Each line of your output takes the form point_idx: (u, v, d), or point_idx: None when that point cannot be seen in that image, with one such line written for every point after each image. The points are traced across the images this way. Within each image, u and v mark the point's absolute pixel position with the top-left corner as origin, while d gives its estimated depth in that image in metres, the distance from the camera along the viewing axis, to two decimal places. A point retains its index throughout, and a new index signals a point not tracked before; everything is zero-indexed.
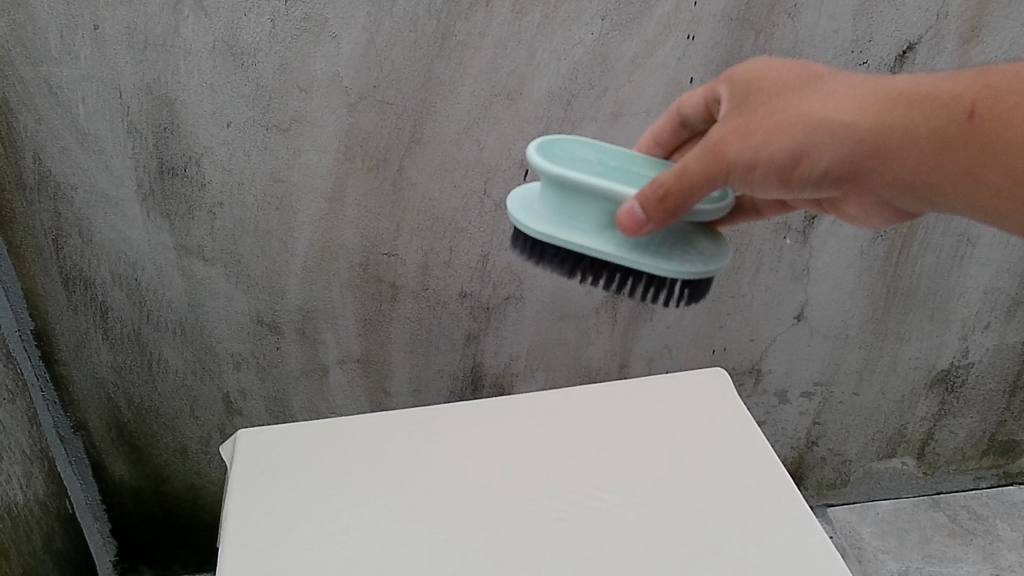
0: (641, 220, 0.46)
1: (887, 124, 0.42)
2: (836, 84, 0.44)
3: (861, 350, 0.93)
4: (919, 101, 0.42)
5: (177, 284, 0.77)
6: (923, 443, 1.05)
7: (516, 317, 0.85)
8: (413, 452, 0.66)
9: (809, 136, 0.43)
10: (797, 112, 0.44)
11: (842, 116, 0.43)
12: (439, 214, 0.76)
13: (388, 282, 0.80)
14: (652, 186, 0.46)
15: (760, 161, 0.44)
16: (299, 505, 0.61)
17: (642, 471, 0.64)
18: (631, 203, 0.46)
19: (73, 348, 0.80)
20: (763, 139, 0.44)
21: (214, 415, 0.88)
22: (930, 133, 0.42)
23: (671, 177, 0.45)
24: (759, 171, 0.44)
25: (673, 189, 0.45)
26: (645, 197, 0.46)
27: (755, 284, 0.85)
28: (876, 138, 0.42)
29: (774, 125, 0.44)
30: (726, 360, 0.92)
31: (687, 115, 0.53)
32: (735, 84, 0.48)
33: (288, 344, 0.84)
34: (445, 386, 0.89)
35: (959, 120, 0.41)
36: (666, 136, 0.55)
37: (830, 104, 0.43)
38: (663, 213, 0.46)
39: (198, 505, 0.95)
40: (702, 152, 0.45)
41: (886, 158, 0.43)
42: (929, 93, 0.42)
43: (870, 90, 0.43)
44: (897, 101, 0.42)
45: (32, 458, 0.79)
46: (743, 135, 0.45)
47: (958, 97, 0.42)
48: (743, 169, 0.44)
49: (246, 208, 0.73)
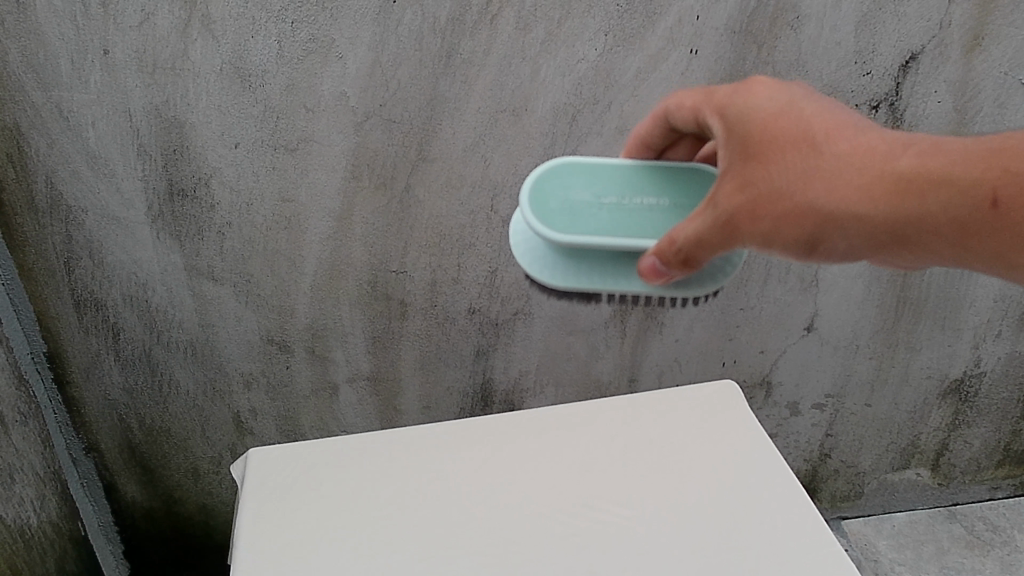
0: (661, 273, 0.49)
1: (902, 216, 0.42)
2: (841, 158, 0.43)
3: (872, 361, 0.93)
4: (934, 189, 0.41)
5: (187, 304, 0.78)
6: (938, 454, 1.05)
7: (525, 333, 0.85)
8: (424, 469, 0.66)
9: (819, 226, 0.43)
10: (806, 201, 0.43)
11: (856, 207, 0.42)
12: (447, 230, 0.76)
13: (397, 299, 0.80)
14: (668, 246, 0.48)
15: (772, 246, 0.45)
16: (311, 525, 0.61)
17: (653, 484, 0.64)
18: (651, 258, 0.49)
19: (85, 370, 0.80)
20: (772, 226, 0.44)
21: (225, 435, 0.88)
22: (949, 222, 0.41)
23: (687, 246, 0.47)
24: (771, 249, 0.45)
25: (691, 256, 0.47)
26: (665, 257, 0.48)
27: (764, 296, 0.85)
28: (890, 228, 0.42)
29: (782, 212, 0.43)
30: (736, 372, 0.92)
31: (676, 121, 0.51)
32: (732, 134, 0.46)
33: (298, 363, 0.84)
34: (456, 402, 0.89)
35: (980, 210, 0.40)
36: (656, 138, 0.53)
37: (838, 193, 0.42)
38: (681, 268, 0.49)
39: (210, 525, 0.95)
40: (713, 232, 0.46)
41: (904, 244, 0.43)
42: (943, 180, 0.41)
43: (879, 173, 0.42)
44: (909, 190, 0.41)
45: (45, 480, 0.79)
46: (750, 219, 0.44)
47: (978, 183, 0.40)
48: (755, 246, 0.45)
49: (255, 228, 0.74)
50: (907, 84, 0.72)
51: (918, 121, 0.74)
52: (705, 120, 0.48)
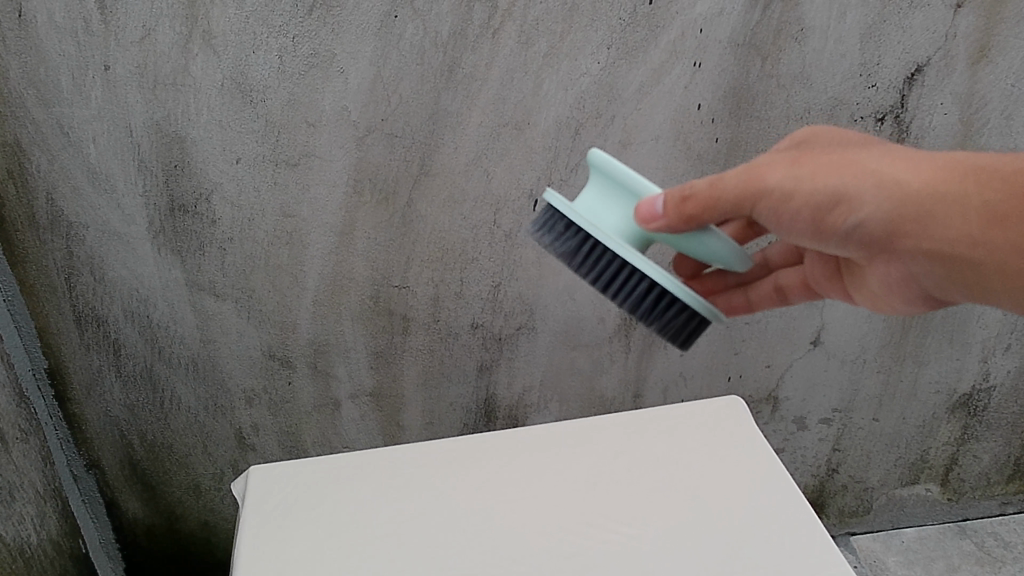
0: (658, 214, 0.47)
1: (940, 188, 0.44)
2: (897, 149, 0.46)
3: (880, 375, 0.92)
4: (976, 174, 0.44)
5: (189, 320, 0.77)
6: (947, 469, 1.03)
7: (528, 348, 0.84)
8: (425, 486, 0.65)
9: (855, 181, 0.44)
10: (851, 162, 0.45)
11: (898, 173, 0.44)
12: (450, 245, 0.75)
13: (400, 314, 0.79)
14: (686, 186, 0.47)
15: (798, 194, 0.45)
16: (310, 543, 0.60)
17: (660, 503, 0.63)
18: (656, 194, 0.48)
19: (86, 386, 0.80)
20: (808, 173, 0.45)
21: (226, 451, 0.87)
22: (981, 205, 0.43)
23: (708, 184, 0.47)
24: (795, 204, 0.46)
25: (702, 194, 0.46)
26: (671, 194, 0.47)
27: (770, 309, 0.85)
28: (921, 198, 0.44)
29: (823, 163, 0.45)
30: (742, 387, 0.91)
31: None
32: (800, 140, 0.51)
33: (300, 379, 0.83)
34: (459, 418, 0.88)
35: (1013, 196, 0.43)
36: None
37: (886, 160, 0.45)
38: (680, 215, 0.47)
39: (211, 542, 0.94)
40: (745, 175, 0.46)
41: (929, 221, 0.44)
42: (986, 168, 0.44)
43: (928, 158, 0.45)
44: (953, 172, 0.44)
45: (45, 497, 0.78)
46: (789, 167, 0.46)
47: (1016, 173, 0.43)
48: (780, 198, 0.46)
49: (257, 243, 0.73)
50: (912, 97, 0.72)
51: (925, 133, 0.74)
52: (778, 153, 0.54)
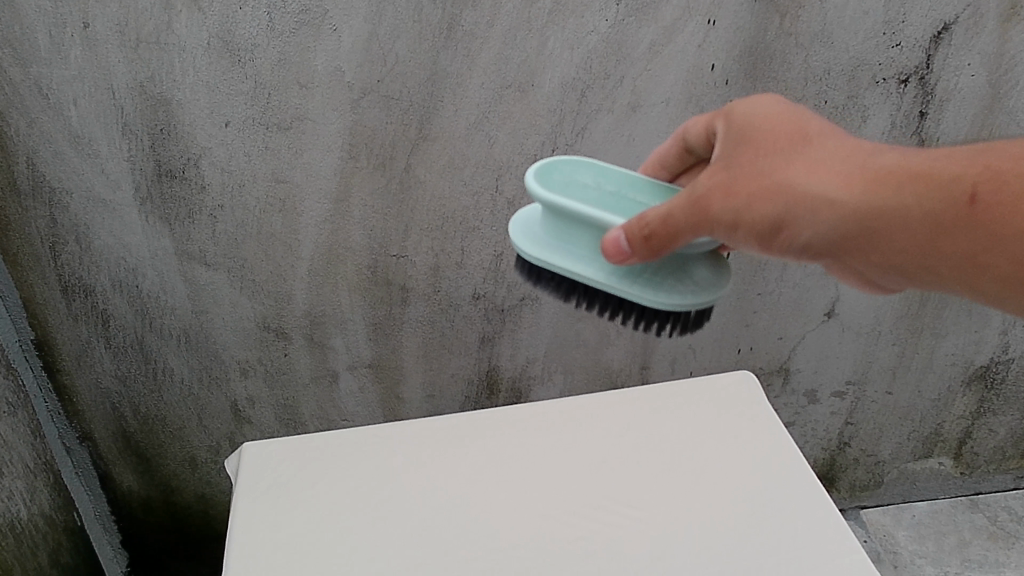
0: (626, 251, 0.44)
1: (882, 205, 0.40)
2: (830, 149, 0.41)
3: (895, 347, 0.89)
4: (914, 181, 0.39)
5: (180, 290, 0.74)
6: (961, 443, 1.01)
7: (532, 319, 0.81)
8: (424, 466, 0.63)
9: (793, 209, 0.40)
10: (790, 183, 0.40)
11: (833, 191, 0.40)
12: (450, 212, 0.72)
13: (398, 284, 0.77)
14: (636, 224, 0.44)
15: (741, 226, 0.41)
16: (305, 525, 0.58)
17: (668, 485, 0.61)
18: (617, 230, 0.44)
19: (75, 357, 0.77)
20: (746, 203, 0.41)
21: (222, 424, 0.85)
22: (926, 218, 0.39)
23: (658, 219, 0.43)
24: (740, 234, 0.42)
25: (658, 231, 0.43)
26: (632, 232, 0.44)
27: (783, 280, 0.82)
28: (864, 218, 0.40)
29: (761, 189, 0.41)
30: (753, 359, 0.89)
31: (690, 141, 0.49)
32: (730, 126, 0.44)
33: (296, 350, 0.80)
34: (460, 390, 0.86)
35: (958, 205, 0.39)
36: (671, 159, 0.51)
37: (820, 175, 0.40)
38: (647, 251, 0.44)
39: (209, 514, 0.93)
40: (686, 207, 0.42)
41: (876, 238, 0.40)
42: (923, 173, 0.39)
43: (863, 163, 0.40)
44: (891, 180, 0.40)
45: (36, 471, 0.76)
46: (726, 194, 0.41)
47: (957, 178, 0.39)
48: (724, 229, 0.42)
49: (248, 210, 0.70)
50: (939, 57, 0.68)
51: (951, 96, 0.70)
52: (712, 127, 0.47)
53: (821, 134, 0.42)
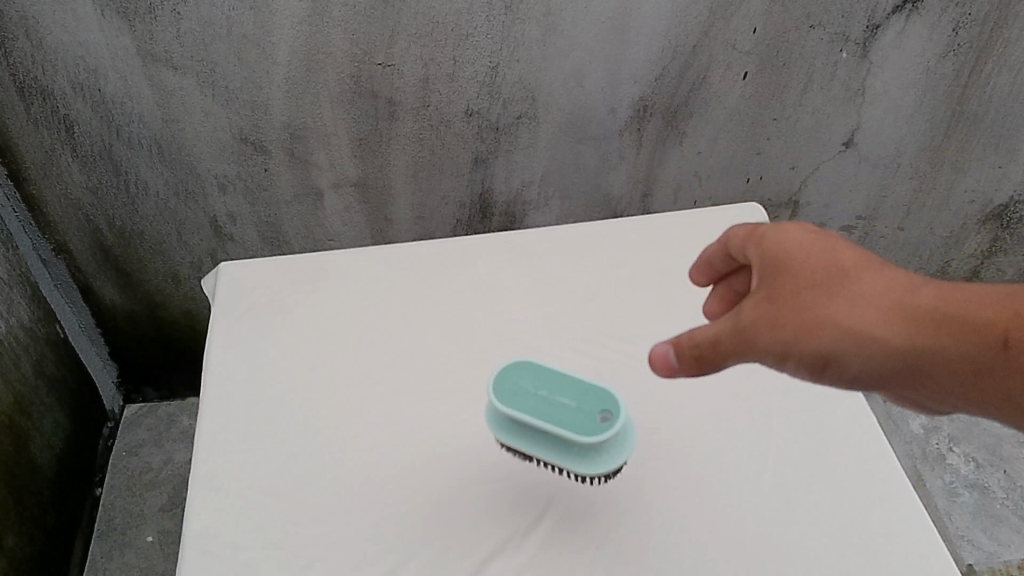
0: (674, 364, 0.42)
1: (923, 351, 0.37)
2: (865, 284, 0.39)
3: (912, 182, 0.85)
4: (950, 328, 0.36)
5: (147, 97, 0.68)
6: (966, 282, 0.98)
7: (529, 139, 0.76)
8: (410, 293, 0.62)
9: (833, 344, 0.38)
10: (822, 325, 0.38)
11: (873, 330, 0.37)
12: (442, 17, 0.65)
13: (385, 97, 0.71)
14: (684, 342, 0.41)
15: (791, 356, 0.39)
16: (288, 350, 0.59)
17: (663, 321, 0.59)
18: (666, 344, 0.42)
19: (41, 166, 0.73)
20: (793, 336, 0.39)
21: (203, 240, 0.81)
22: (967, 365, 0.36)
23: (708, 341, 0.41)
24: (791, 366, 0.39)
25: (709, 353, 0.40)
26: (682, 349, 0.41)
27: (802, 104, 0.77)
28: (907, 359, 0.37)
29: (803, 322, 0.39)
30: (762, 190, 0.84)
31: (733, 251, 0.45)
32: (765, 264, 0.42)
33: (276, 166, 0.75)
34: (451, 214, 0.82)
35: (991, 350, 0.35)
36: (719, 265, 0.46)
37: (857, 309, 0.38)
38: (698, 370, 0.41)
39: (196, 331, 0.91)
40: (734, 335, 0.40)
41: (923, 381, 0.37)
42: (956, 316, 0.36)
43: (895, 302, 0.38)
44: (927, 321, 0.37)
45: (12, 282, 0.76)
46: (770, 326, 0.39)
47: (988, 322, 0.35)
48: (776, 360, 0.39)
49: (215, 6, 0.63)
50: None
51: None
52: (748, 249, 0.44)
53: (856, 266, 0.39)
